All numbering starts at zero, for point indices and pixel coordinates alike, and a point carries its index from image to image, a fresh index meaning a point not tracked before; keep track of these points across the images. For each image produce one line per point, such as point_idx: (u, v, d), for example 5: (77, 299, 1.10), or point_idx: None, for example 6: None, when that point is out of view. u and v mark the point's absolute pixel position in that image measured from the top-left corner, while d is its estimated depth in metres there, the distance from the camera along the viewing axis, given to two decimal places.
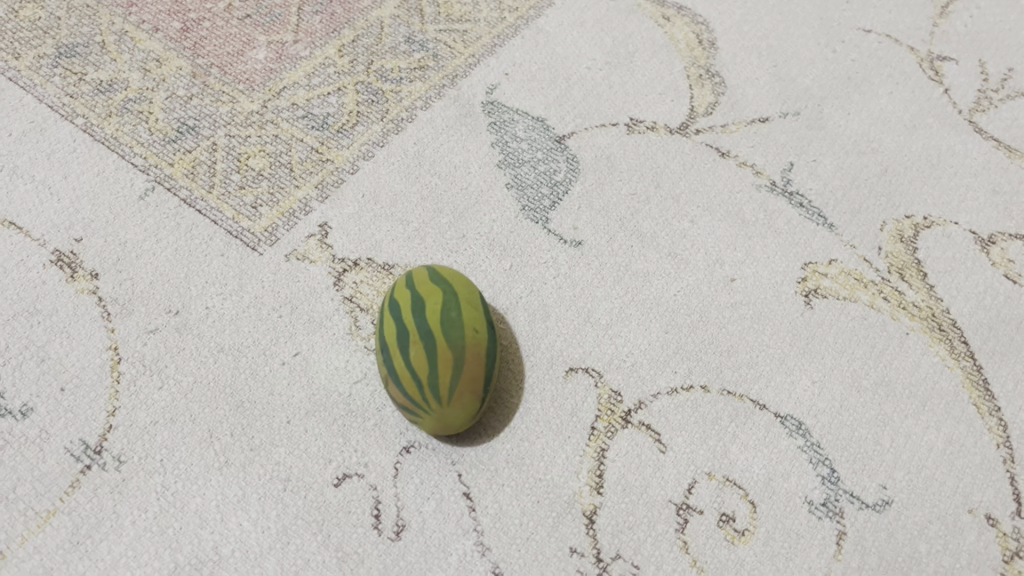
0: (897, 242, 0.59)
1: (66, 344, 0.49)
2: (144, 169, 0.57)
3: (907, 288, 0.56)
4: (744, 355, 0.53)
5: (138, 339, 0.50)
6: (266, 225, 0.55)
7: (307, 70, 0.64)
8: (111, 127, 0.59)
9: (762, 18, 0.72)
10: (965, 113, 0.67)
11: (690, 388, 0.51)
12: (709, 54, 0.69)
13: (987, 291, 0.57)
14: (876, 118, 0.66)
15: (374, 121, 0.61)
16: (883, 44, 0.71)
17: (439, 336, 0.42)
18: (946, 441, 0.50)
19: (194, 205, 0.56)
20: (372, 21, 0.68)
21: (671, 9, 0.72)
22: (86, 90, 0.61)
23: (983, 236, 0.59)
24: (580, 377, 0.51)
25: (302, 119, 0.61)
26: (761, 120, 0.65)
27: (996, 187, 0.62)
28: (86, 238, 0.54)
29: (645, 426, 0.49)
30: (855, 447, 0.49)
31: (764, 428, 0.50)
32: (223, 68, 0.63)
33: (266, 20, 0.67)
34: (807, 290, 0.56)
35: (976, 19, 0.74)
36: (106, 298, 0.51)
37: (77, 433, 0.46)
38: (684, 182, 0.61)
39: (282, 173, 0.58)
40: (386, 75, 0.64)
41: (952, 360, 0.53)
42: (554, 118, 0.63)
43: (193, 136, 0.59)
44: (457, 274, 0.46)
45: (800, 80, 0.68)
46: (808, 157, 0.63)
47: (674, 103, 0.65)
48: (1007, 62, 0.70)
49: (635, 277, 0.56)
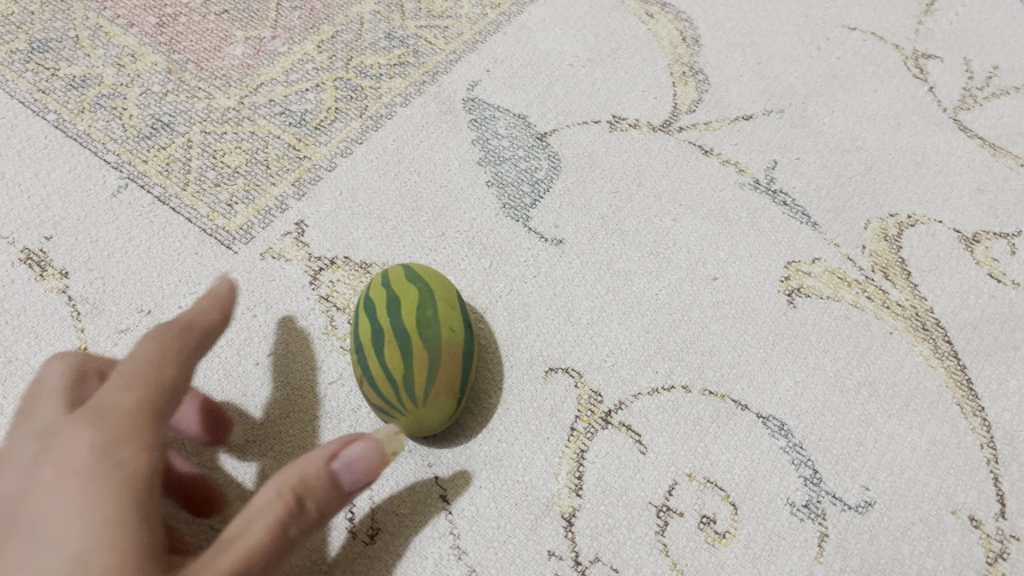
0: (881, 240, 0.58)
1: (34, 344, 0.49)
2: (117, 166, 0.56)
3: (891, 287, 0.56)
4: (725, 355, 0.52)
5: (108, 339, 0.49)
6: (241, 223, 0.54)
7: (285, 66, 0.63)
8: (84, 123, 0.58)
9: (746, 15, 0.72)
10: (950, 111, 0.66)
11: (672, 388, 0.50)
12: (693, 51, 0.68)
13: (971, 290, 0.56)
14: (860, 116, 0.65)
15: (352, 118, 0.60)
16: (867, 42, 0.70)
17: (415, 335, 0.41)
18: (930, 441, 0.50)
19: (168, 202, 0.55)
20: (351, 17, 0.67)
21: (655, 6, 0.71)
22: (59, 86, 0.60)
23: (967, 234, 0.59)
24: (559, 377, 0.50)
25: (279, 116, 0.60)
26: (744, 117, 0.64)
27: (981, 185, 0.62)
28: (57, 236, 0.53)
29: (625, 427, 0.49)
30: (837, 448, 0.49)
31: (746, 428, 0.49)
32: (200, 63, 0.62)
33: (244, 16, 0.65)
34: (790, 289, 0.55)
35: (961, 16, 0.73)
36: (76, 297, 0.50)
37: None
38: (666, 180, 0.60)
39: (258, 170, 0.57)
40: (365, 72, 0.63)
41: (936, 359, 0.53)
42: (535, 115, 0.63)
43: (168, 133, 0.58)
44: (436, 274, 0.45)
45: (784, 78, 0.67)
46: (792, 155, 0.62)
47: (656, 100, 0.65)
48: (991, 60, 0.70)
49: (616, 276, 0.55)
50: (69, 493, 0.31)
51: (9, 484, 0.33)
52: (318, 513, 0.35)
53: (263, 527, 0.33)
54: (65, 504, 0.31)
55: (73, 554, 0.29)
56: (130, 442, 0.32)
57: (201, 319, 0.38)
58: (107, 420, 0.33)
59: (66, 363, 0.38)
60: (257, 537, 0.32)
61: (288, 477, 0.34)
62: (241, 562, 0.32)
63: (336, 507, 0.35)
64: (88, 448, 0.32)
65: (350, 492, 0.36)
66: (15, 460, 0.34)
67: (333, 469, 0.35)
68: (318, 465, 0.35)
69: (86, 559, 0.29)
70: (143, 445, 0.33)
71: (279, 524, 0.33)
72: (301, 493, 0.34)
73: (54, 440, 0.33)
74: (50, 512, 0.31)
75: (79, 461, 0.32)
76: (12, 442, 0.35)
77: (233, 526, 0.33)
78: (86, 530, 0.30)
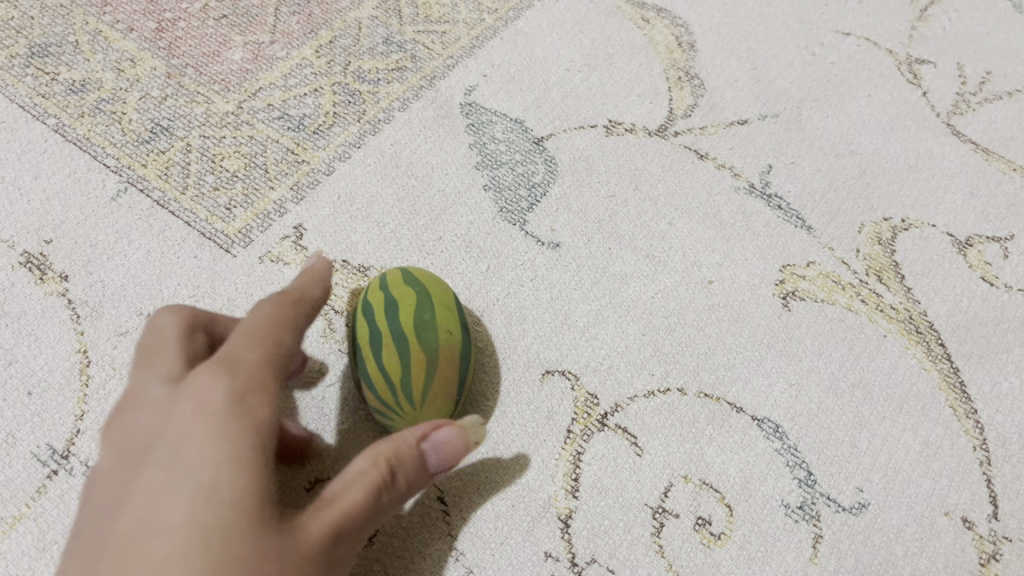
0: (875, 244, 0.59)
1: (34, 347, 0.49)
2: (116, 170, 0.56)
3: (885, 290, 0.56)
4: (721, 358, 0.52)
5: (108, 342, 0.49)
6: (240, 227, 0.54)
7: (284, 71, 0.63)
8: (84, 127, 0.58)
9: (741, 20, 0.72)
10: (943, 115, 0.67)
11: (668, 391, 0.51)
12: (688, 56, 0.69)
13: (964, 293, 0.57)
14: (855, 120, 0.66)
15: (351, 123, 0.61)
16: (861, 47, 0.71)
17: (413, 338, 0.42)
18: (923, 442, 0.50)
19: (167, 206, 0.55)
20: (350, 22, 0.67)
21: (651, 11, 0.72)
22: (58, 90, 0.60)
23: (960, 238, 0.59)
24: (556, 379, 0.51)
25: (277, 120, 0.60)
26: (740, 122, 0.65)
27: (974, 189, 0.62)
28: (57, 239, 0.53)
29: (622, 429, 0.49)
30: (832, 449, 0.49)
31: (741, 430, 0.50)
32: (199, 68, 0.62)
33: (243, 21, 0.66)
34: (785, 293, 0.56)
35: (954, 22, 0.74)
36: (75, 300, 0.51)
37: (44, 437, 0.46)
38: (662, 184, 0.60)
39: (257, 173, 0.57)
40: (363, 77, 0.64)
41: (930, 362, 0.53)
42: (532, 119, 0.63)
43: (167, 137, 0.58)
44: (434, 277, 0.46)
45: (779, 83, 0.68)
46: (787, 159, 0.63)
47: (653, 105, 0.65)
48: (984, 65, 0.71)
49: (612, 279, 0.55)
50: (203, 430, 0.34)
51: (141, 418, 0.36)
52: (406, 486, 0.37)
53: (360, 490, 0.36)
54: (197, 439, 0.34)
55: (205, 484, 0.33)
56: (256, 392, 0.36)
57: (310, 293, 0.41)
58: (237, 371, 0.36)
59: (178, 312, 0.41)
60: (354, 499, 0.35)
61: (383, 449, 0.37)
62: (338, 520, 0.35)
63: (422, 482, 0.38)
64: (220, 394, 0.35)
65: (435, 471, 0.38)
66: (144, 398, 0.37)
67: (422, 448, 0.37)
68: (410, 444, 0.37)
69: (217, 492, 0.32)
70: (266, 396, 0.36)
71: (373, 492, 0.36)
72: (393, 466, 0.36)
73: (185, 382, 0.36)
74: (182, 447, 0.34)
75: (213, 404, 0.35)
76: (137, 382, 0.38)
77: (333, 487, 0.36)
78: (219, 466, 0.33)
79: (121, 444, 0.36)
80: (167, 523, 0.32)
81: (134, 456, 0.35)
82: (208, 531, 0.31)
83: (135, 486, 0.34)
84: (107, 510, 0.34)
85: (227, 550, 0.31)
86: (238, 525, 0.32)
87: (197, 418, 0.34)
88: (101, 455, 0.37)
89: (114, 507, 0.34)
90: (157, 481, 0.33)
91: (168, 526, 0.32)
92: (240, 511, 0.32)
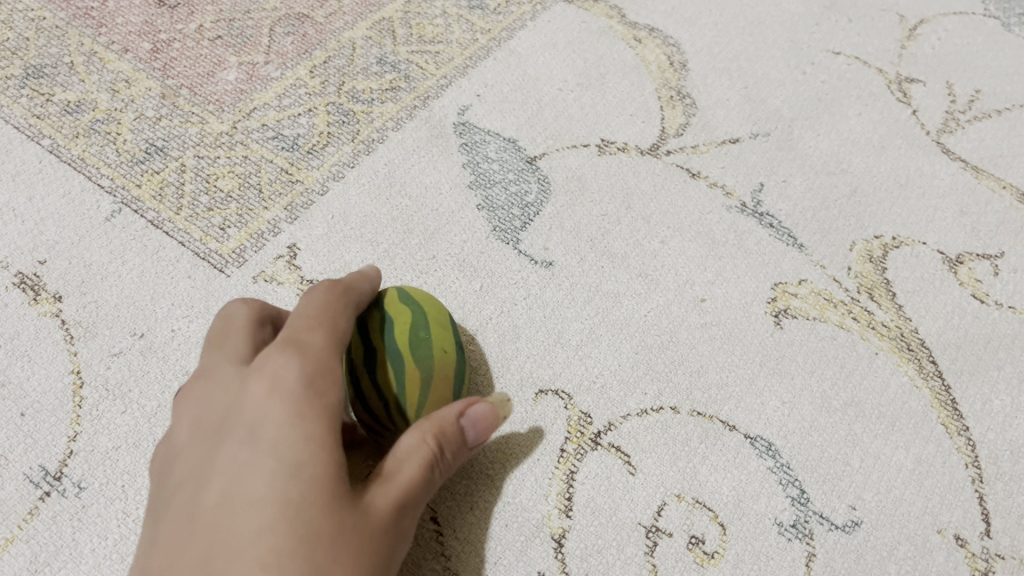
0: (866, 261, 0.59)
1: (27, 369, 0.49)
2: (111, 191, 0.56)
3: (876, 308, 0.56)
4: (713, 376, 0.53)
5: (101, 362, 0.49)
6: (234, 247, 0.55)
7: (278, 91, 0.64)
8: (78, 148, 0.58)
9: (732, 40, 0.73)
10: (933, 134, 0.67)
11: (660, 409, 0.51)
12: (680, 75, 0.69)
13: (955, 311, 0.57)
14: (845, 139, 0.66)
15: (344, 143, 0.61)
16: (852, 66, 0.72)
17: (408, 356, 0.42)
18: (915, 460, 0.50)
19: (162, 226, 0.55)
20: (344, 42, 0.68)
21: (643, 31, 0.72)
22: (54, 111, 0.60)
23: (951, 255, 0.60)
24: (550, 399, 0.51)
25: (271, 140, 0.61)
26: (732, 140, 0.65)
27: (964, 207, 0.63)
28: (50, 259, 0.53)
29: (615, 448, 0.49)
30: (824, 468, 0.49)
31: (734, 449, 0.50)
32: (193, 89, 0.63)
33: (237, 42, 0.66)
34: (777, 311, 0.56)
35: (943, 41, 0.75)
36: (69, 321, 0.51)
37: (37, 459, 0.46)
38: (655, 203, 0.61)
39: (251, 194, 0.57)
40: (357, 97, 0.64)
41: (921, 380, 0.53)
42: (525, 139, 0.64)
43: (162, 157, 0.59)
44: (428, 293, 0.45)
45: (770, 102, 0.68)
46: (778, 177, 0.63)
47: (645, 124, 0.66)
48: (974, 84, 0.71)
49: (605, 297, 0.56)
50: (281, 408, 0.37)
51: (217, 396, 0.39)
52: (450, 460, 0.41)
53: (416, 464, 0.39)
54: (274, 420, 0.37)
55: (285, 461, 0.36)
56: (325, 373, 0.39)
57: (358, 283, 0.44)
58: (306, 352, 0.39)
59: (249, 303, 0.44)
60: (412, 472, 0.39)
61: (428, 425, 0.40)
62: (401, 491, 0.38)
63: (462, 456, 0.41)
64: (293, 374, 0.38)
65: (472, 445, 0.42)
66: (218, 379, 0.40)
67: (461, 423, 0.41)
68: (451, 420, 0.40)
69: (299, 469, 0.36)
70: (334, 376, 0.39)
71: (427, 465, 0.39)
72: (440, 441, 0.40)
73: (258, 364, 0.39)
74: (260, 426, 0.37)
75: (287, 384, 0.38)
76: (212, 364, 0.41)
77: (391, 461, 0.39)
78: (299, 445, 0.36)
79: (203, 420, 0.39)
80: (253, 497, 0.35)
81: (213, 432, 0.38)
82: (293, 507, 0.35)
83: (217, 461, 0.37)
84: (189, 483, 0.37)
85: (309, 522, 0.35)
86: (318, 499, 0.35)
87: (273, 398, 0.37)
88: (177, 427, 0.40)
89: (197, 480, 0.37)
90: (238, 458, 0.36)
91: (254, 500, 0.35)
92: (320, 487, 0.35)
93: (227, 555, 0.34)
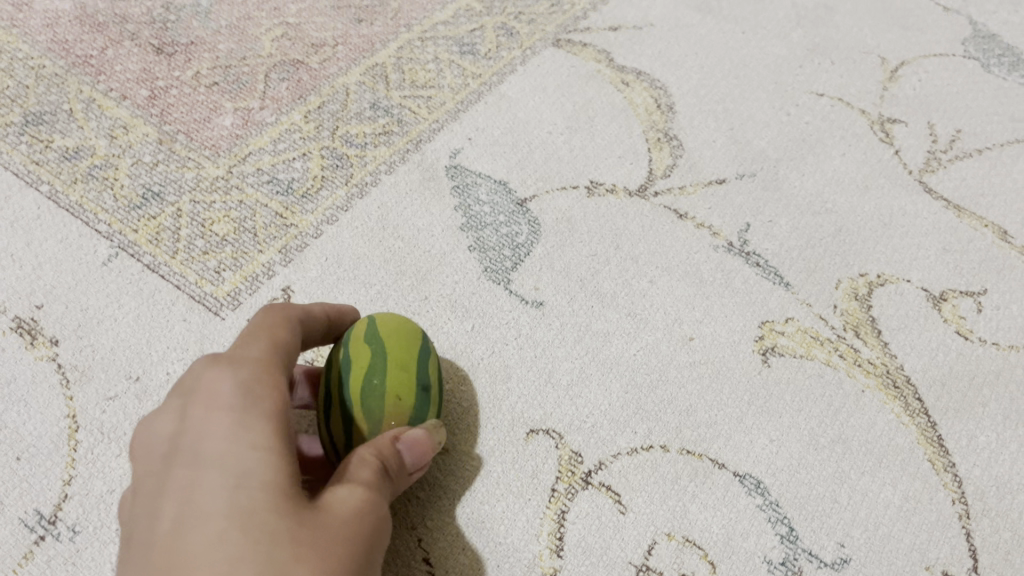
0: (852, 299, 0.60)
1: (23, 413, 0.50)
2: (108, 236, 0.57)
3: (862, 345, 0.57)
4: (702, 415, 0.53)
5: (96, 406, 0.50)
6: (228, 290, 0.55)
7: (273, 136, 0.65)
8: (76, 194, 0.59)
9: (718, 82, 0.74)
10: (915, 173, 0.69)
11: (650, 448, 0.52)
12: (667, 117, 0.71)
13: (940, 348, 0.58)
14: (830, 179, 0.68)
15: (338, 186, 0.62)
16: (835, 107, 0.73)
17: (357, 409, 0.43)
18: (903, 497, 0.51)
19: (158, 270, 0.56)
20: (338, 88, 0.69)
21: (631, 75, 0.74)
22: (52, 158, 0.62)
23: (934, 293, 0.61)
24: (540, 439, 0.51)
25: (266, 184, 0.62)
26: (718, 181, 0.66)
27: (947, 245, 0.64)
28: (47, 304, 0.54)
29: (605, 487, 0.50)
30: (813, 505, 0.50)
31: (723, 487, 0.50)
32: (190, 134, 0.64)
33: (233, 88, 0.68)
34: (764, 349, 0.57)
35: (924, 82, 0.76)
36: (66, 365, 0.51)
37: (32, 503, 0.46)
38: (643, 243, 0.62)
39: (246, 238, 0.58)
40: (351, 141, 0.65)
41: (907, 417, 0.54)
42: (516, 181, 0.65)
43: (158, 202, 0.60)
44: (403, 330, 0.45)
45: (755, 143, 0.70)
46: (764, 218, 0.64)
47: (633, 166, 0.67)
48: (954, 124, 0.73)
49: (595, 337, 0.56)
50: (224, 421, 0.37)
51: (160, 426, 0.39)
52: (397, 478, 0.41)
53: (370, 468, 0.39)
54: (217, 436, 0.37)
55: (234, 471, 0.36)
56: (264, 385, 0.39)
57: (312, 309, 0.46)
58: (243, 366, 0.40)
59: None
60: (368, 476, 0.39)
61: (373, 443, 0.41)
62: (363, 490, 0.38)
63: (405, 478, 0.42)
64: (230, 387, 0.39)
65: (415, 466, 0.42)
66: (160, 410, 0.40)
67: (405, 441, 0.42)
68: (394, 437, 0.41)
69: (248, 477, 0.36)
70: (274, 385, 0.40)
71: (380, 471, 0.40)
72: (388, 455, 0.41)
73: (194, 387, 0.39)
74: (203, 444, 0.37)
75: (226, 400, 0.38)
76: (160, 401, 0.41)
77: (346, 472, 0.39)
78: (245, 453, 0.36)
79: (152, 452, 0.39)
80: (207, 509, 0.35)
81: (162, 460, 0.38)
82: (246, 511, 0.34)
83: (167, 485, 0.37)
84: (142, 513, 0.36)
85: (264, 523, 0.34)
86: (271, 501, 0.35)
87: (215, 414, 0.38)
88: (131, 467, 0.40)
89: (150, 509, 0.36)
90: (185, 478, 0.36)
91: (209, 514, 0.34)
92: (271, 489, 0.35)
93: (187, 571, 0.33)
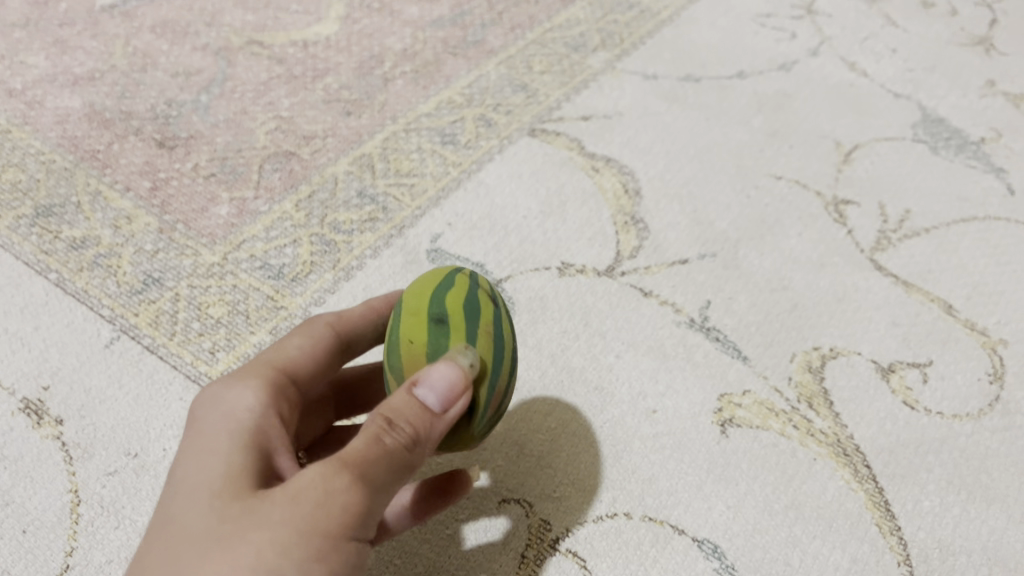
0: (806, 371, 0.64)
1: (29, 488, 0.53)
2: (110, 319, 0.62)
3: (815, 416, 0.61)
4: (664, 483, 0.57)
5: (97, 482, 0.54)
6: (222, 369, 0.60)
7: (266, 225, 0.70)
8: (82, 281, 0.64)
9: (683, 166, 0.80)
10: (867, 252, 0.73)
11: (615, 516, 0.55)
12: (634, 202, 0.76)
13: (888, 417, 0.62)
14: (787, 257, 0.72)
15: (326, 270, 0.67)
16: (793, 189, 0.79)
17: (389, 368, 0.44)
18: (851, 559, 0.54)
19: (156, 351, 0.60)
20: (327, 177, 0.74)
21: (601, 161, 0.79)
22: (61, 247, 0.66)
23: (883, 364, 0.65)
24: (513, 508, 0.56)
25: (258, 269, 0.66)
26: (681, 261, 0.71)
27: (896, 319, 0.68)
28: (53, 385, 0.58)
29: (572, 553, 0.53)
30: (766, 568, 0.54)
31: (683, 551, 0.54)
32: (188, 223, 0.69)
33: (230, 178, 0.73)
34: (722, 420, 0.61)
35: (877, 164, 0.82)
36: (69, 443, 0.55)
37: (36, 573, 0.50)
38: (611, 320, 0.66)
39: (239, 320, 0.63)
40: (338, 228, 0.70)
41: (857, 482, 0.58)
42: (492, 262, 0.69)
43: (158, 287, 0.64)
44: (429, 278, 0.45)
45: (717, 225, 0.75)
46: (724, 295, 0.69)
47: (602, 248, 0.72)
48: (904, 203, 0.78)
49: (564, 410, 0.61)
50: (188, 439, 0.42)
51: None
52: (416, 433, 0.39)
53: (363, 438, 0.38)
54: (183, 452, 0.42)
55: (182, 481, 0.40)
56: (228, 395, 0.44)
57: (348, 315, 0.51)
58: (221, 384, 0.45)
59: None
60: (356, 446, 0.38)
61: (383, 406, 0.40)
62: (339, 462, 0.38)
63: (432, 430, 0.40)
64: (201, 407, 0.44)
65: (444, 410, 0.39)
66: None
67: (417, 393, 0.39)
68: (402, 393, 0.40)
69: (191, 483, 0.40)
70: (245, 394, 0.44)
71: (379, 438, 0.38)
72: (393, 416, 0.39)
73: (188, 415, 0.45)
74: (173, 466, 0.42)
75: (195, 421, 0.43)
76: None
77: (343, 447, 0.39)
78: (192, 463, 0.41)
79: None
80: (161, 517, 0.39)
81: None
82: (180, 514, 0.38)
83: None
84: None
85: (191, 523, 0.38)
86: (201, 500, 0.39)
87: (187, 433, 0.43)
88: None
89: None
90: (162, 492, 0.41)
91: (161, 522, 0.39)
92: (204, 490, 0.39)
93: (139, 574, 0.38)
